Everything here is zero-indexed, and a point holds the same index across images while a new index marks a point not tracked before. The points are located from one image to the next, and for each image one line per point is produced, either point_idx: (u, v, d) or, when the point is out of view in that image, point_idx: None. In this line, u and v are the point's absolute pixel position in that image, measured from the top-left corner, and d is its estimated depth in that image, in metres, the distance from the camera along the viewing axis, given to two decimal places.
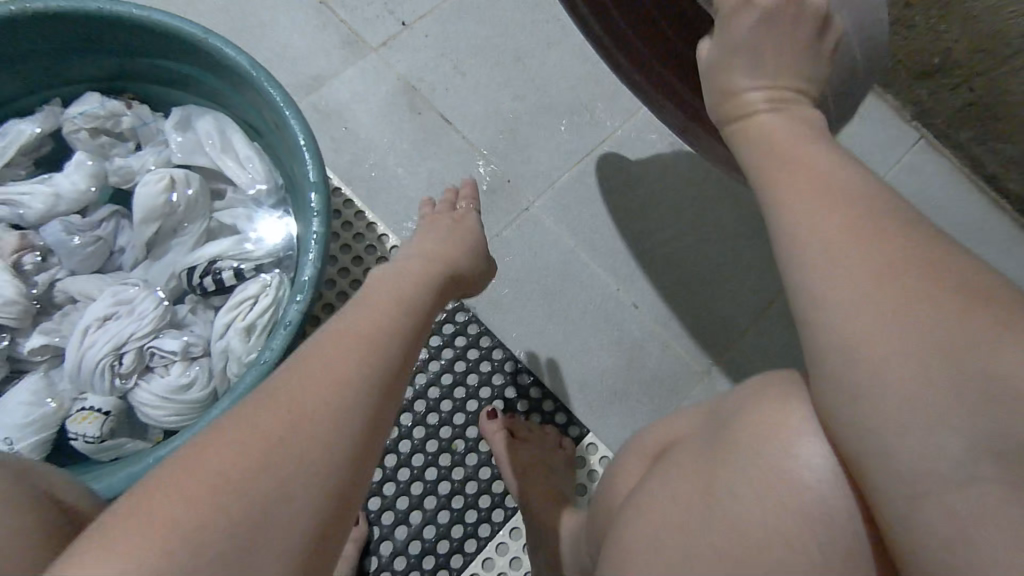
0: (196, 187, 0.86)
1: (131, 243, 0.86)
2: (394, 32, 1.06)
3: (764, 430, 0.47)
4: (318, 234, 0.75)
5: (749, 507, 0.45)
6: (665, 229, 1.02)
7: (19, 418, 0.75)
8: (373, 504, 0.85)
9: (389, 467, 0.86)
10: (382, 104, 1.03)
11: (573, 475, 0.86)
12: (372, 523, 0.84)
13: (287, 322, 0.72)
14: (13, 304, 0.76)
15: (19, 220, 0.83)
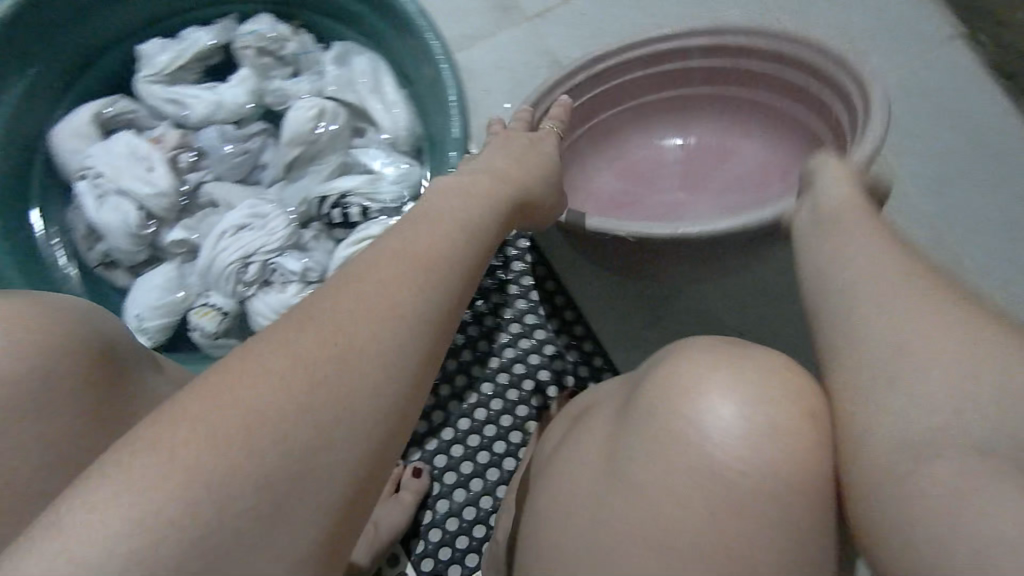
0: (340, 122, 0.90)
1: (274, 161, 0.90)
2: (551, 4, 1.04)
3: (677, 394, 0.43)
4: None
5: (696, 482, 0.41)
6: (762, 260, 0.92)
7: (153, 299, 0.81)
8: (436, 461, 0.87)
9: (461, 428, 0.88)
10: (525, 72, 1.01)
11: None
12: (434, 479, 0.86)
13: None
14: (164, 196, 0.84)
15: (183, 120, 0.90)
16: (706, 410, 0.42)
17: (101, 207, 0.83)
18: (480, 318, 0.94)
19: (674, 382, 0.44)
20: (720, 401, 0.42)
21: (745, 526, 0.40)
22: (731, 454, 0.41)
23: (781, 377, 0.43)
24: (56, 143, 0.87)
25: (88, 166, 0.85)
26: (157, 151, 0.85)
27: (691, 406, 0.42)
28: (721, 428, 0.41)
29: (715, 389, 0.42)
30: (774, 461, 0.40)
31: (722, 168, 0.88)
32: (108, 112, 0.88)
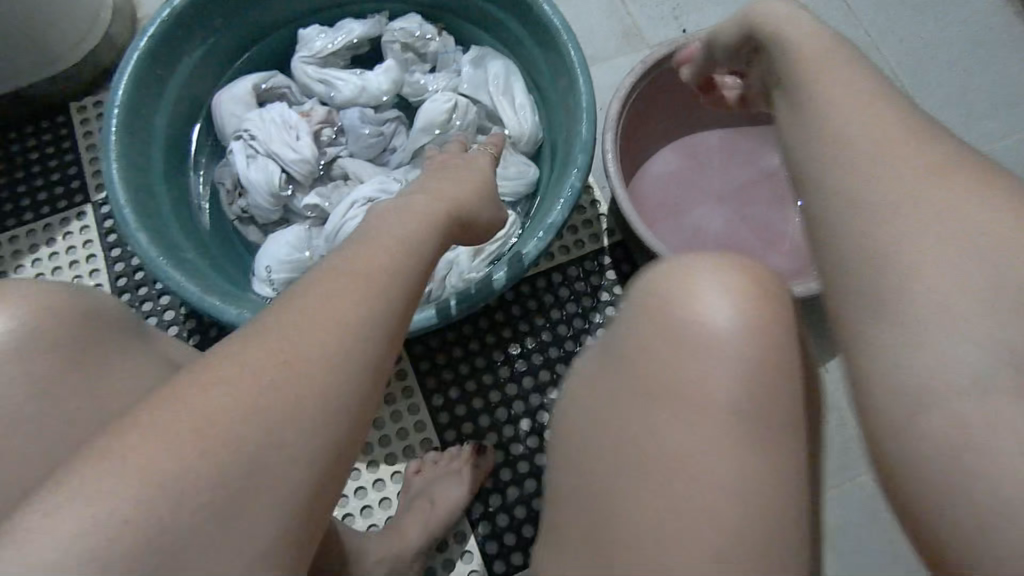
0: (469, 118, 0.97)
1: (404, 147, 0.97)
2: (673, 37, 1.08)
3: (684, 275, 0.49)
4: (574, 186, 0.83)
5: (663, 388, 0.47)
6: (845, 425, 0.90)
7: (283, 254, 0.89)
8: (511, 448, 0.93)
9: (540, 420, 0.93)
10: None
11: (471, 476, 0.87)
12: (502, 466, 0.92)
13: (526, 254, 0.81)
14: (306, 162, 0.93)
15: (328, 99, 0.99)
16: (691, 303, 0.48)
17: (249, 166, 0.92)
18: (569, 318, 0.98)
19: (663, 283, 0.49)
20: (708, 297, 0.48)
21: (704, 440, 0.45)
22: (695, 335, 0.47)
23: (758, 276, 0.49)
24: (217, 107, 0.97)
25: (244, 128, 0.94)
26: (305, 123, 0.95)
27: (678, 291, 0.49)
28: (702, 315, 0.47)
29: (703, 286, 0.48)
30: (739, 361, 0.46)
31: (751, 212, 1.01)
32: (265, 86, 0.98)
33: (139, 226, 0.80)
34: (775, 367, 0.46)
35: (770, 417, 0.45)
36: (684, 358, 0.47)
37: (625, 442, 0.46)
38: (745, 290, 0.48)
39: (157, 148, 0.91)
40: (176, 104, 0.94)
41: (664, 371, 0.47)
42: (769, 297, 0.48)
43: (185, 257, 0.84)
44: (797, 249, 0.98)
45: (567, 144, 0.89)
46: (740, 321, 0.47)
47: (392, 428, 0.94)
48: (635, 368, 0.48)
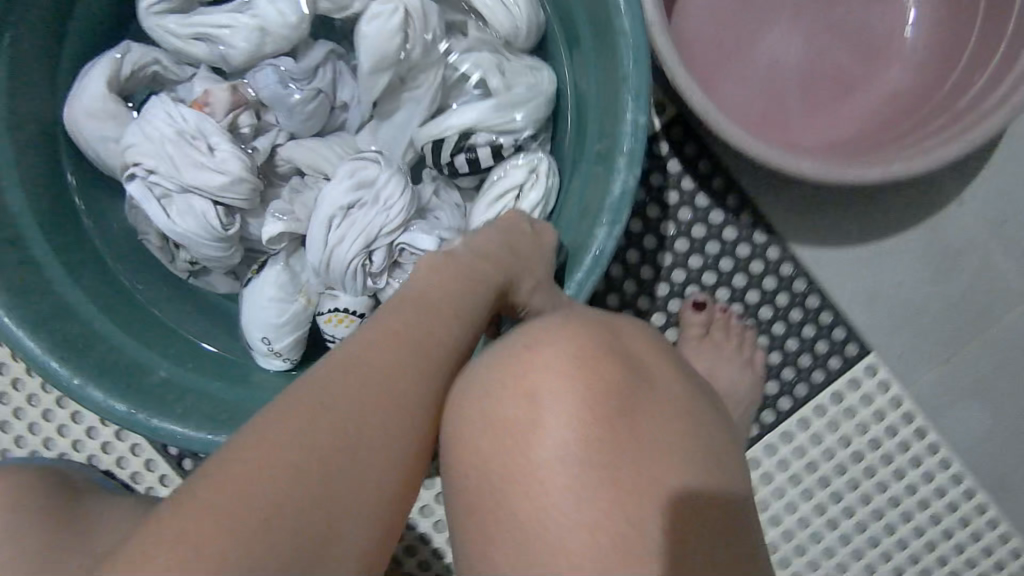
0: (434, 23, 0.65)
1: (357, 96, 0.68)
2: None
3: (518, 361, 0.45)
4: (634, 120, 0.56)
5: (519, 526, 0.41)
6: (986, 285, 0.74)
7: (274, 316, 0.67)
8: None
9: None
10: None
11: None
12: None
13: (596, 248, 0.57)
14: (241, 182, 0.64)
15: (222, 62, 0.66)
16: (515, 410, 0.43)
17: (169, 211, 0.65)
18: (637, 239, 0.74)
19: (467, 397, 0.45)
20: (529, 397, 0.43)
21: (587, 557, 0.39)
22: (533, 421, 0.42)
23: (551, 346, 0.45)
24: (77, 131, 0.66)
25: (133, 160, 0.65)
26: (208, 119, 0.64)
27: (513, 380, 0.44)
28: (528, 421, 0.42)
29: (511, 385, 0.44)
30: (577, 451, 0.41)
31: (840, 13, 0.72)
32: (124, 71, 0.66)
33: (83, 378, 0.59)
34: (613, 432, 0.42)
35: (636, 495, 0.41)
36: (520, 474, 0.42)
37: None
38: (544, 374, 0.44)
39: (35, 233, 0.63)
40: (23, 151, 0.64)
41: (508, 497, 0.41)
42: (571, 361, 0.44)
43: (157, 378, 0.63)
44: (913, 57, 0.72)
45: (602, 40, 0.60)
46: (565, 405, 0.43)
47: None
48: (485, 509, 0.42)
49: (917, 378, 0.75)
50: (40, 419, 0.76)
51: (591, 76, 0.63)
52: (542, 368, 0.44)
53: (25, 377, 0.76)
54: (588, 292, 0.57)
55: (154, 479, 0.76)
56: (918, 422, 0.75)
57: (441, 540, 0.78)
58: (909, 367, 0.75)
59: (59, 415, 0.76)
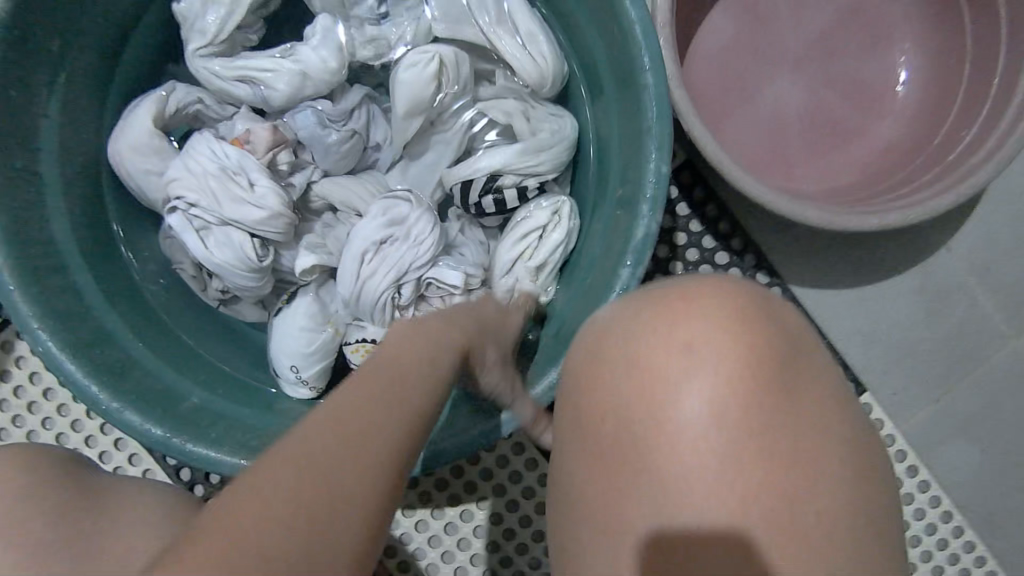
0: (465, 72, 0.69)
1: (389, 138, 0.72)
2: None
3: (668, 319, 0.45)
4: (655, 168, 0.60)
5: (651, 499, 0.42)
6: (970, 327, 0.79)
7: (303, 345, 0.69)
8: None
9: None
10: None
11: (513, 485, 0.77)
12: None
13: (619, 287, 0.60)
14: (279, 216, 0.68)
15: (263, 102, 0.70)
16: (667, 382, 0.43)
17: (208, 241, 0.68)
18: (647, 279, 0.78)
19: (616, 345, 0.45)
20: (685, 376, 0.43)
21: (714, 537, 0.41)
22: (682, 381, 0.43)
23: (721, 331, 0.44)
24: (121, 166, 0.69)
25: (174, 194, 0.68)
26: (250, 156, 0.68)
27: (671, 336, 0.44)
28: (681, 400, 0.43)
29: (671, 361, 0.43)
30: (725, 437, 0.42)
31: (836, 72, 0.78)
32: (167, 108, 0.69)
33: (120, 402, 0.60)
34: (764, 427, 0.42)
35: (779, 498, 0.41)
36: (666, 449, 0.42)
37: (627, 549, 0.42)
38: (707, 356, 0.43)
39: (77, 262, 0.66)
40: (68, 184, 0.67)
41: (648, 470, 0.42)
42: (739, 349, 0.43)
43: (189, 404, 0.65)
44: (904, 113, 0.77)
45: (625, 93, 0.65)
46: (718, 389, 0.43)
47: (488, 458, 0.78)
48: (623, 476, 0.43)
49: (909, 416, 0.79)
50: (55, 442, 0.77)
51: (612, 127, 0.68)
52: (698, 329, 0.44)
53: (42, 401, 0.77)
54: None
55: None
56: (908, 457, 0.79)
57: (444, 572, 0.77)
58: (902, 403, 0.79)
59: (73, 438, 0.77)
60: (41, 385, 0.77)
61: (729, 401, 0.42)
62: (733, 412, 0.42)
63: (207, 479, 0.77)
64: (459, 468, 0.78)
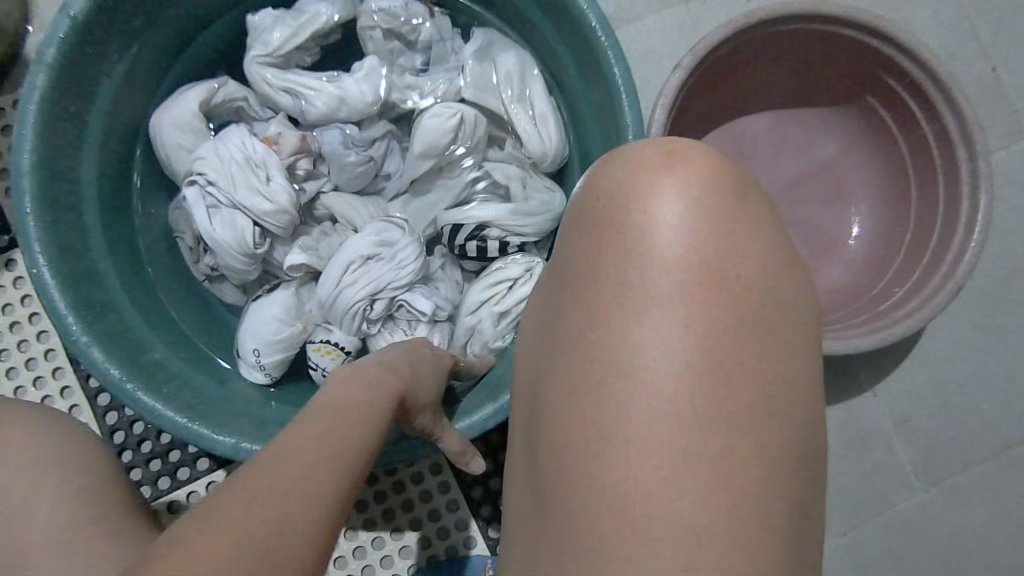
0: (480, 133, 0.78)
1: (400, 172, 0.80)
2: None
3: (655, 160, 0.47)
4: None
5: (619, 322, 0.43)
6: (878, 470, 0.86)
7: (270, 332, 0.74)
8: None
9: None
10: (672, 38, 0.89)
11: (426, 521, 0.82)
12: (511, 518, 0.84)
13: None
14: (284, 213, 0.74)
15: (299, 114, 0.79)
16: (641, 203, 0.45)
17: (212, 219, 0.74)
18: None
19: (603, 184, 0.47)
20: (657, 196, 0.45)
21: (686, 339, 0.42)
22: (661, 218, 0.45)
23: (692, 161, 0.47)
24: (158, 135, 0.76)
25: (198, 171, 0.75)
26: (274, 156, 0.75)
27: (652, 177, 0.46)
28: (654, 212, 0.45)
29: (644, 185, 0.46)
30: (690, 257, 0.44)
31: (797, 215, 0.88)
32: (216, 99, 0.77)
33: (89, 338, 0.65)
34: (731, 243, 0.45)
35: (731, 340, 0.43)
36: (634, 268, 0.44)
37: (576, 372, 0.44)
38: (682, 195, 0.45)
39: (90, 206, 0.72)
40: (107, 139, 0.74)
41: (609, 296, 0.44)
42: (706, 177, 0.46)
43: (151, 357, 0.69)
44: (852, 264, 0.87)
45: None
46: (687, 206, 0.45)
47: (413, 491, 0.83)
48: (596, 293, 0.44)
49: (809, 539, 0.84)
50: (22, 365, 0.85)
51: None
52: (679, 173, 0.46)
53: (23, 325, 0.86)
54: None
55: None
56: None
57: None
58: None
59: (39, 366, 0.85)
60: (28, 310, 0.86)
61: (695, 240, 0.44)
62: (699, 249, 0.44)
63: (136, 448, 0.83)
64: (382, 492, 0.83)
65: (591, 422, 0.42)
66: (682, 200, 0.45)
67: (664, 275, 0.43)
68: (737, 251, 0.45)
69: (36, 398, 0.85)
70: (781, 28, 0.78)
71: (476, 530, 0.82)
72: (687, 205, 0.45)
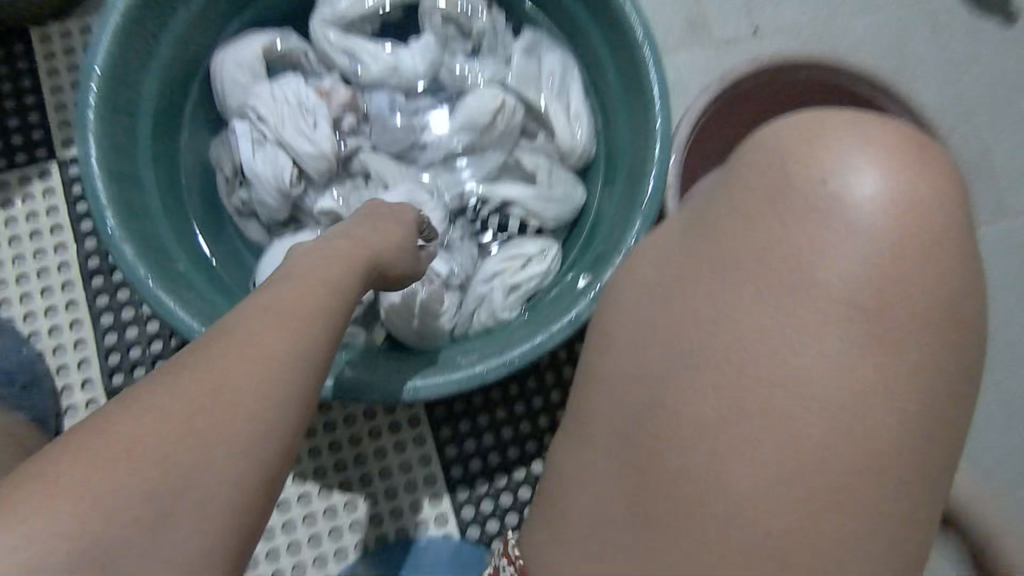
0: (516, 120, 0.84)
1: (436, 142, 0.84)
2: (742, 36, 0.97)
3: (851, 139, 0.47)
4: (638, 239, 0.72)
5: (782, 288, 0.45)
6: None
7: None
8: (502, 497, 0.86)
9: (538, 469, 0.87)
10: (700, 71, 0.96)
11: (399, 491, 0.86)
12: (479, 501, 0.86)
13: (574, 318, 0.71)
14: (323, 158, 0.79)
15: (352, 75, 0.84)
16: (824, 178, 0.46)
17: (256, 154, 0.78)
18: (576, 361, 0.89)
19: (777, 153, 0.48)
20: (850, 170, 0.46)
21: (835, 303, 0.44)
22: (849, 201, 0.45)
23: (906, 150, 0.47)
24: (218, 72, 0.81)
25: (251, 106, 0.79)
26: (325, 106, 0.80)
27: (841, 159, 0.46)
28: (842, 177, 0.46)
29: (837, 151, 0.47)
30: (863, 247, 0.44)
31: None
32: (278, 48, 0.82)
33: (123, 234, 0.68)
34: (914, 237, 0.45)
35: (890, 357, 0.44)
36: (802, 242, 0.46)
37: (723, 334, 0.46)
38: (873, 184, 0.45)
39: (145, 122, 0.76)
40: (171, 68, 0.78)
41: (774, 263, 0.46)
42: (910, 170, 0.46)
43: (176, 269, 0.73)
44: None
45: (631, 183, 0.78)
46: (879, 194, 0.45)
47: (393, 460, 0.87)
48: (760, 257, 0.46)
49: None
50: (35, 273, 0.89)
51: (612, 206, 0.81)
52: (880, 159, 0.46)
53: (44, 235, 0.90)
54: (545, 349, 0.70)
55: (78, 376, 0.87)
56: None
57: (307, 552, 0.84)
58: None
59: (50, 278, 0.89)
60: (52, 222, 0.90)
61: (874, 230, 0.45)
62: (883, 243, 0.44)
63: (128, 373, 0.87)
64: (361, 458, 0.87)
65: (723, 381, 0.45)
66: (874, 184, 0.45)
67: (837, 259, 0.45)
68: (929, 265, 0.44)
69: (42, 308, 0.89)
70: (801, 74, 0.85)
71: (448, 507, 0.86)
72: (877, 195, 0.45)
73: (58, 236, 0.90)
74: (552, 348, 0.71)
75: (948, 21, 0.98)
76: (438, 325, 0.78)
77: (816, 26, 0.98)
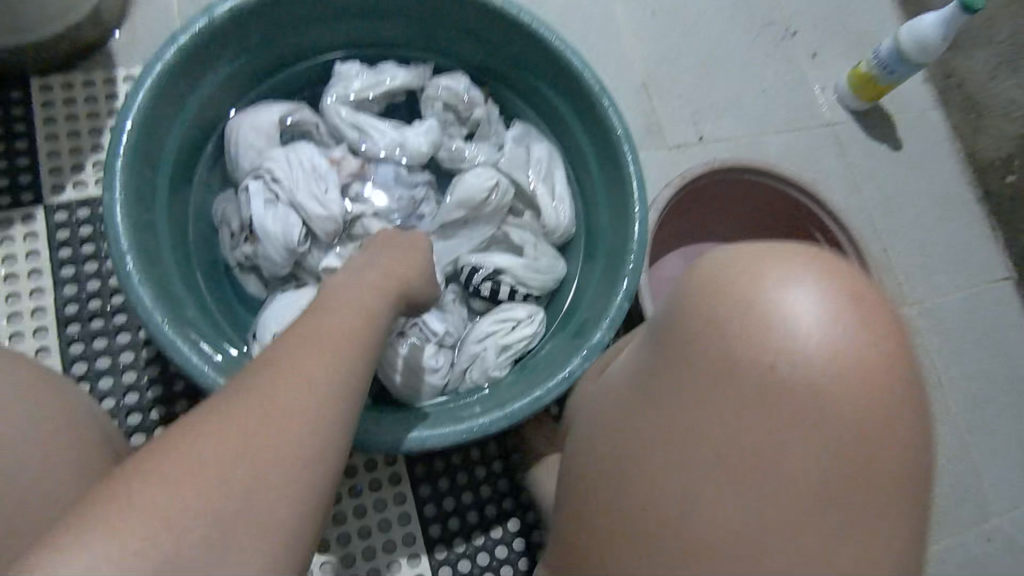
0: (507, 198, 0.93)
1: (433, 215, 0.93)
2: (690, 141, 1.14)
3: (779, 278, 0.52)
4: (622, 306, 0.82)
5: (717, 412, 0.51)
6: None
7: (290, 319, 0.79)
8: (479, 556, 0.89)
9: (513, 527, 0.91)
10: (657, 167, 1.11)
11: (377, 551, 0.87)
12: (457, 560, 0.88)
13: (568, 374, 0.78)
14: (332, 221, 0.84)
15: (359, 148, 0.92)
16: (755, 316, 0.51)
17: (267, 212, 0.82)
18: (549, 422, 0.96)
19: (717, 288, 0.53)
20: (779, 308, 0.51)
21: (776, 432, 0.50)
22: (774, 339, 0.50)
23: (840, 273, 0.52)
24: (232, 135, 0.86)
25: (265, 168, 0.84)
26: (335, 174, 0.86)
27: (770, 299, 0.51)
28: (792, 311, 0.50)
29: (777, 291, 0.51)
30: (789, 377, 0.50)
31: None
32: (291, 119, 0.89)
33: (141, 278, 0.70)
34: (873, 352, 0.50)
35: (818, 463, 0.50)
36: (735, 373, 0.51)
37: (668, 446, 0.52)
38: (796, 320, 0.50)
39: (162, 173, 0.79)
40: (190, 126, 0.83)
41: (710, 387, 0.51)
42: (834, 308, 0.50)
43: (185, 315, 0.75)
44: None
45: (612, 259, 0.88)
46: (803, 332, 0.50)
47: (373, 518, 0.88)
48: (699, 382, 0.52)
49: None
50: (6, 317, 0.87)
51: (593, 279, 0.91)
52: (804, 296, 0.51)
53: (19, 279, 0.88)
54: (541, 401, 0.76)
55: None
56: None
57: None
58: None
59: (23, 323, 0.87)
60: (31, 266, 0.89)
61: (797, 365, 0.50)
62: (805, 378, 0.50)
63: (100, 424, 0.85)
64: (340, 516, 0.87)
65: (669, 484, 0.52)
66: (797, 324, 0.50)
67: (765, 391, 0.50)
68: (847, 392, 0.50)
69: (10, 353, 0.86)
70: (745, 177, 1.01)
71: (426, 568, 0.87)
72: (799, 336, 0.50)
73: (35, 281, 0.89)
74: (547, 402, 0.77)
75: (850, 143, 1.20)
76: (422, 380, 0.83)
77: (750, 138, 1.16)
